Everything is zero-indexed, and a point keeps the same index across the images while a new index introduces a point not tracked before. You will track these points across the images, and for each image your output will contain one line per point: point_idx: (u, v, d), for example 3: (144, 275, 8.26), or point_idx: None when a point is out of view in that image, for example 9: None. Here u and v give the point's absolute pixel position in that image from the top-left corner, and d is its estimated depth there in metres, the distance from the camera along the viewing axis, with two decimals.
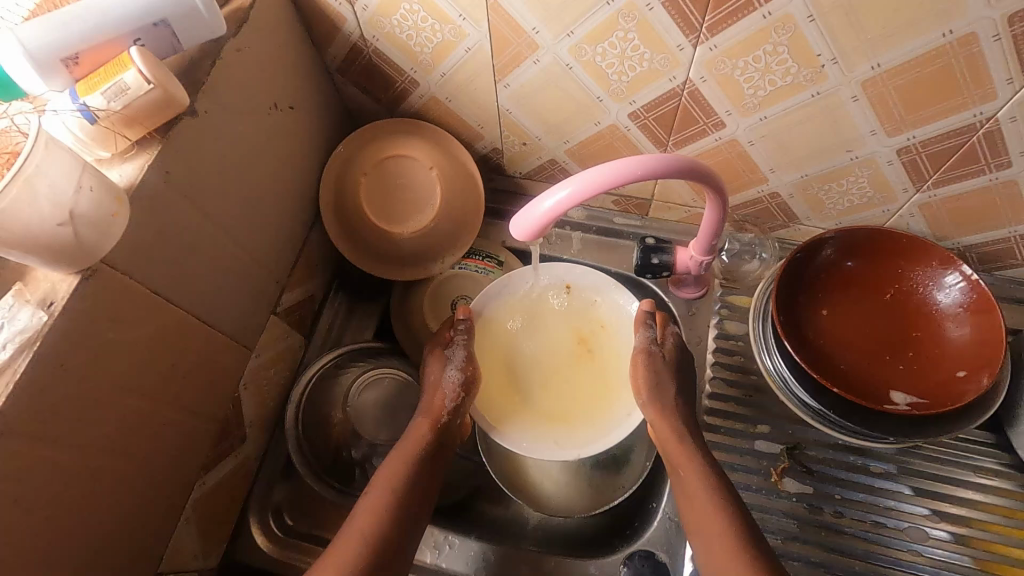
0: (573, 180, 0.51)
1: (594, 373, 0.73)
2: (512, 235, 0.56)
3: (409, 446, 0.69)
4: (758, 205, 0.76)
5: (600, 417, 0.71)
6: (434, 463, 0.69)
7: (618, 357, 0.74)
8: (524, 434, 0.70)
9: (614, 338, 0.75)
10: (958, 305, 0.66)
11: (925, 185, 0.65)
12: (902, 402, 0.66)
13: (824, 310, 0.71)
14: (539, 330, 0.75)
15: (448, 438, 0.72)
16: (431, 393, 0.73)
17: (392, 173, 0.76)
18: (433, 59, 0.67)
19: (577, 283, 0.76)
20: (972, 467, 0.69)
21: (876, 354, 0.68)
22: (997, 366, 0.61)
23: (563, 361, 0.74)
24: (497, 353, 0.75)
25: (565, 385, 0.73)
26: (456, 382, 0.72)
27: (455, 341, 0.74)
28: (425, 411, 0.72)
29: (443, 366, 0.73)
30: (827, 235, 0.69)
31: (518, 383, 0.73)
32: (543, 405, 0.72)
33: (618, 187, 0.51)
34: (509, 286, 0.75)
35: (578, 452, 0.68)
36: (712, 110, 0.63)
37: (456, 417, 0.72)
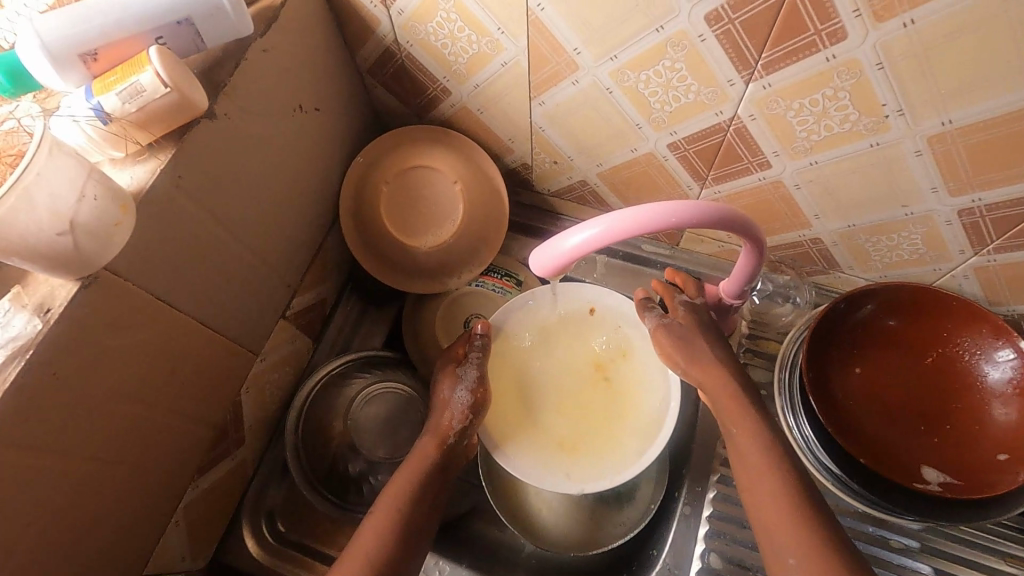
0: (600, 220, 0.48)
1: (611, 402, 0.71)
2: (532, 269, 0.53)
3: (412, 465, 0.66)
4: (797, 248, 0.71)
5: (615, 448, 0.68)
6: (438, 486, 0.66)
7: (638, 385, 0.71)
8: (526, 462, 0.67)
9: (634, 365, 0.72)
10: (1008, 382, 0.60)
11: (985, 249, 0.60)
12: (933, 481, 0.61)
13: (858, 368, 0.67)
14: (555, 354, 0.73)
15: (455, 460, 0.69)
16: (438, 411, 0.70)
17: (414, 185, 0.74)
18: (467, 69, 0.64)
19: (602, 306, 0.73)
20: (999, 554, 0.63)
21: (909, 422, 0.64)
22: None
23: (578, 388, 0.71)
24: (510, 372, 0.72)
25: (578, 414, 0.70)
26: (465, 403, 0.68)
27: (469, 358, 0.71)
28: (431, 430, 0.69)
29: (453, 385, 0.70)
30: (869, 289, 0.64)
31: (527, 408, 0.70)
32: (550, 432, 0.69)
33: (652, 232, 0.48)
34: (531, 304, 0.73)
35: (583, 487, 0.65)
36: (758, 149, 0.59)
37: (465, 438, 0.69)
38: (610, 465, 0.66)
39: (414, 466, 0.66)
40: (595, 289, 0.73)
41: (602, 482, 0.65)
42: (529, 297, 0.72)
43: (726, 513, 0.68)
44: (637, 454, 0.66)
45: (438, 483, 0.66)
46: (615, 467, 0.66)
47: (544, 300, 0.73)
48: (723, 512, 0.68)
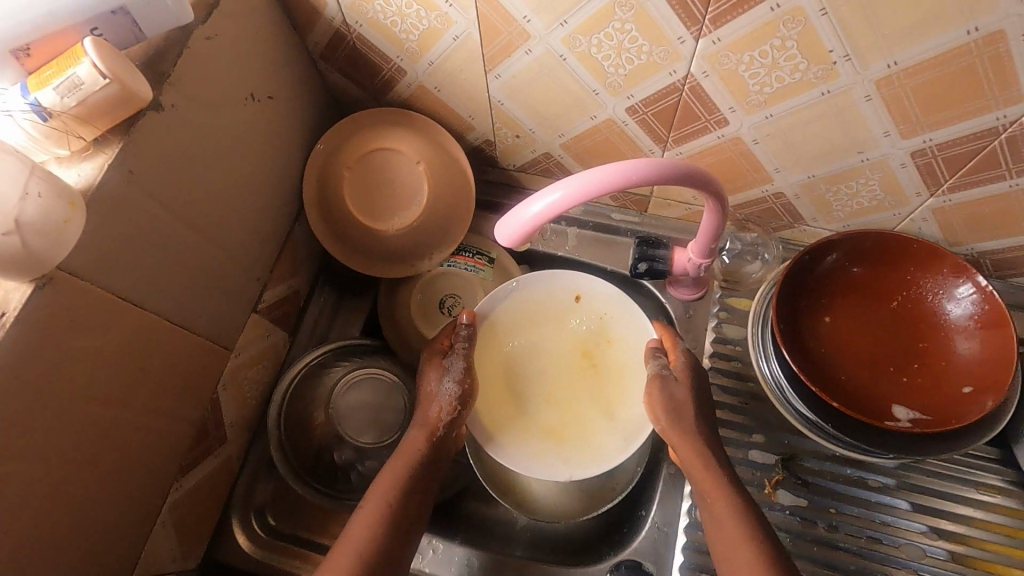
0: (561, 184, 0.48)
1: (598, 388, 0.71)
2: (497, 240, 0.53)
3: (400, 461, 0.65)
4: (761, 204, 0.72)
5: (604, 432, 0.69)
6: (430, 474, 0.66)
7: (625, 371, 0.72)
8: (520, 452, 0.68)
9: (618, 352, 0.72)
10: (970, 317, 0.62)
11: (940, 190, 0.61)
12: (904, 418, 0.63)
13: (828, 318, 0.68)
14: (539, 341, 0.73)
15: (445, 453, 0.67)
16: (425, 405, 0.68)
17: (378, 169, 0.72)
18: (420, 46, 0.63)
19: (587, 292, 0.74)
20: (971, 482, 0.67)
21: (879, 365, 0.65)
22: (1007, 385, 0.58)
23: (564, 375, 0.72)
24: (496, 360, 0.72)
25: (565, 402, 0.71)
26: (452, 395, 0.67)
27: (454, 348, 0.69)
28: (419, 424, 0.67)
29: (440, 376, 0.67)
30: (832, 238, 0.65)
31: (514, 397, 0.71)
32: (540, 421, 0.69)
33: (611, 191, 0.48)
34: (520, 290, 0.73)
35: (570, 473, 0.67)
36: (714, 106, 0.59)
37: (454, 430, 0.67)
38: (599, 451, 0.68)
39: (402, 462, 0.65)
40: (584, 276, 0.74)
41: (594, 468, 0.67)
42: (515, 285, 0.73)
43: None
44: (624, 441, 0.68)
45: (426, 476, 0.65)
46: (603, 455, 0.67)
47: (532, 287, 0.73)
48: None
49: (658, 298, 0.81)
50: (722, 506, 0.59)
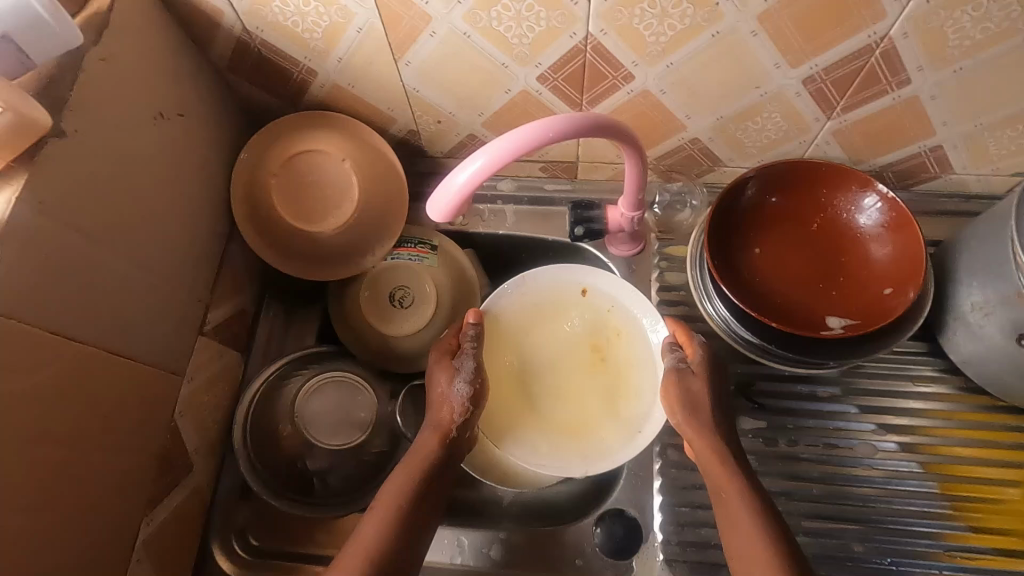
0: (481, 150, 0.51)
1: (607, 381, 0.74)
2: (430, 217, 0.55)
3: (412, 462, 0.64)
4: (681, 152, 0.76)
5: (615, 424, 0.71)
6: (444, 475, 0.65)
7: (633, 366, 0.73)
8: (535, 449, 0.71)
9: (628, 344, 0.74)
10: (879, 225, 0.68)
11: (835, 112, 0.66)
12: (839, 326, 0.67)
13: (757, 249, 0.72)
14: (547, 335, 0.76)
15: (458, 455, 0.67)
16: (434, 406, 0.68)
17: (303, 172, 0.70)
18: (325, 44, 0.63)
19: (594, 286, 0.75)
20: (909, 377, 0.72)
21: (809, 283, 0.70)
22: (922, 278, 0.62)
23: (572, 371, 0.75)
24: (505, 358, 0.75)
25: (572, 395, 0.74)
26: (463, 395, 0.67)
27: (465, 348, 0.69)
28: (431, 426, 0.67)
29: (451, 378, 0.68)
30: (746, 175, 0.69)
31: (523, 392, 0.74)
32: (551, 416, 0.73)
33: (530, 151, 0.51)
34: (525, 287, 0.75)
35: (585, 468, 0.68)
36: (619, 63, 0.62)
37: (466, 432, 0.67)
38: (610, 443, 0.70)
39: (414, 463, 0.64)
40: (589, 272, 0.75)
41: (604, 461, 0.69)
42: (520, 283, 0.74)
43: None
44: (631, 434, 0.70)
45: (439, 478, 0.65)
46: (614, 445, 0.70)
47: (537, 283, 0.75)
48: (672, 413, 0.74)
49: (601, 260, 0.83)
50: (733, 501, 0.59)
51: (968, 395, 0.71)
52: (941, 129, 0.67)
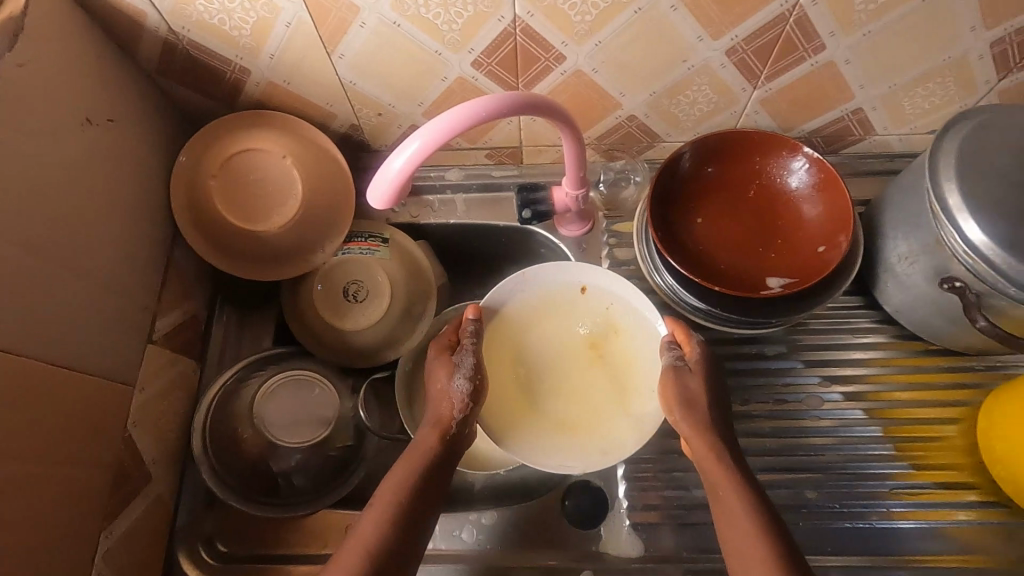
0: (417, 134, 0.52)
1: (607, 378, 0.73)
2: (370, 204, 0.55)
3: (409, 460, 0.61)
4: (619, 130, 0.78)
5: (619, 421, 0.70)
6: (441, 477, 0.62)
7: (633, 361, 0.72)
8: (537, 448, 0.69)
9: (627, 341, 0.73)
10: (809, 187, 0.71)
11: (760, 81, 0.69)
12: (778, 285, 0.70)
13: (699, 219, 0.74)
14: (547, 332, 0.74)
15: (456, 454, 0.64)
16: (434, 402, 0.65)
17: (244, 172, 0.70)
18: (255, 41, 0.63)
19: (593, 284, 0.74)
20: (849, 329, 0.76)
21: (750, 247, 0.73)
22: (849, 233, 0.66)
23: (572, 368, 0.73)
24: (505, 356, 0.73)
25: (573, 394, 0.72)
26: (463, 392, 0.64)
27: (463, 345, 0.68)
28: (431, 423, 0.64)
29: (450, 374, 0.65)
30: (680, 149, 0.72)
31: (524, 391, 0.72)
32: (552, 415, 0.71)
33: (465, 132, 0.53)
34: (526, 284, 0.73)
35: (585, 466, 0.67)
36: (549, 44, 0.64)
37: (465, 429, 0.64)
38: (614, 441, 0.69)
39: (410, 462, 0.61)
40: (587, 269, 0.74)
41: (608, 458, 0.68)
42: (522, 279, 0.73)
43: None
44: (636, 430, 0.69)
45: (436, 479, 0.61)
46: (615, 442, 0.69)
47: (537, 280, 0.73)
48: None
49: (551, 241, 0.84)
50: (729, 495, 0.57)
51: (905, 342, 0.75)
52: (859, 92, 0.71)
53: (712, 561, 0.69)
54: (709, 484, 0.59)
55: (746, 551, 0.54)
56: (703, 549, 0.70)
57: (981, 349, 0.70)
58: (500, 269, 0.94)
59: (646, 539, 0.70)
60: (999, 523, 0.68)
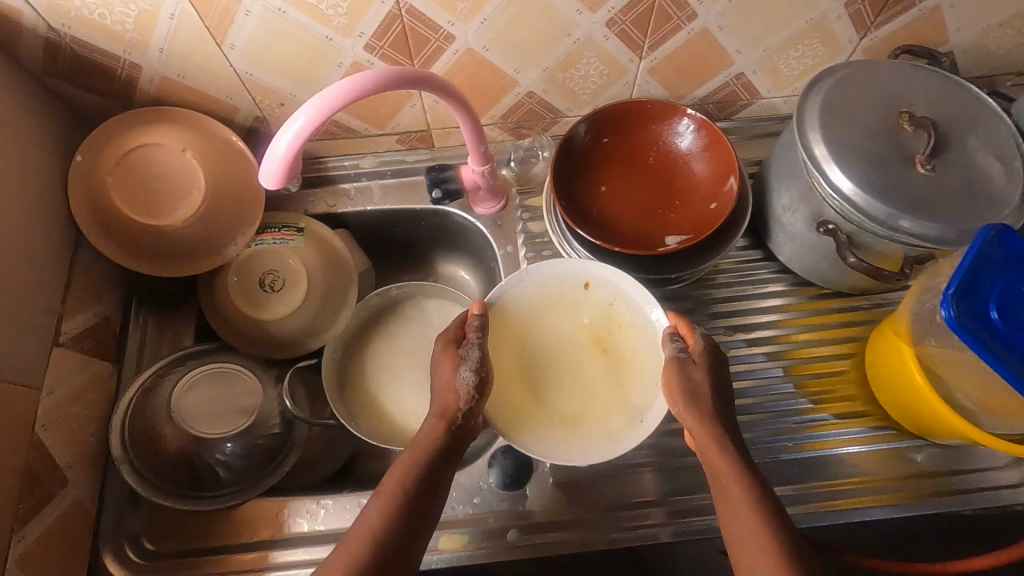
0: (305, 108, 0.54)
1: (609, 371, 0.73)
2: (263, 184, 0.56)
3: (419, 445, 0.62)
4: (522, 108, 0.81)
5: (620, 414, 0.70)
6: (446, 469, 0.61)
7: (637, 355, 0.73)
8: (539, 441, 0.69)
9: (630, 335, 0.74)
10: (699, 149, 0.76)
11: (644, 51, 0.73)
12: (676, 242, 0.75)
13: (603, 186, 0.78)
14: (550, 327, 0.75)
15: (463, 444, 0.64)
16: (440, 391, 0.65)
17: (144, 169, 0.69)
18: (141, 35, 0.63)
19: (596, 280, 0.74)
20: (750, 281, 0.81)
21: (650, 209, 0.77)
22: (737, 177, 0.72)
23: (576, 362, 0.74)
24: (511, 350, 0.73)
25: (576, 386, 0.73)
26: (469, 383, 0.64)
27: (469, 338, 0.68)
28: (436, 414, 0.63)
29: (456, 366, 0.65)
30: (575, 124, 0.75)
31: (528, 385, 0.72)
32: (556, 410, 0.71)
33: (351, 104, 0.55)
34: (529, 279, 0.74)
35: (586, 456, 0.67)
36: (435, 24, 0.66)
37: (471, 421, 0.64)
38: (615, 432, 0.69)
39: (419, 447, 0.62)
40: (591, 264, 0.75)
41: (608, 450, 0.68)
42: (524, 274, 0.73)
43: None
44: (636, 422, 0.69)
45: (443, 467, 0.61)
46: (615, 432, 0.69)
47: (540, 275, 0.74)
48: None
49: (467, 220, 0.87)
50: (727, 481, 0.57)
51: (801, 289, 0.81)
52: (737, 57, 0.75)
53: (631, 508, 0.73)
54: (711, 474, 0.59)
55: (744, 539, 0.54)
56: (622, 498, 0.73)
57: (863, 289, 0.76)
58: (424, 253, 0.96)
59: (569, 494, 0.74)
60: (892, 448, 0.73)
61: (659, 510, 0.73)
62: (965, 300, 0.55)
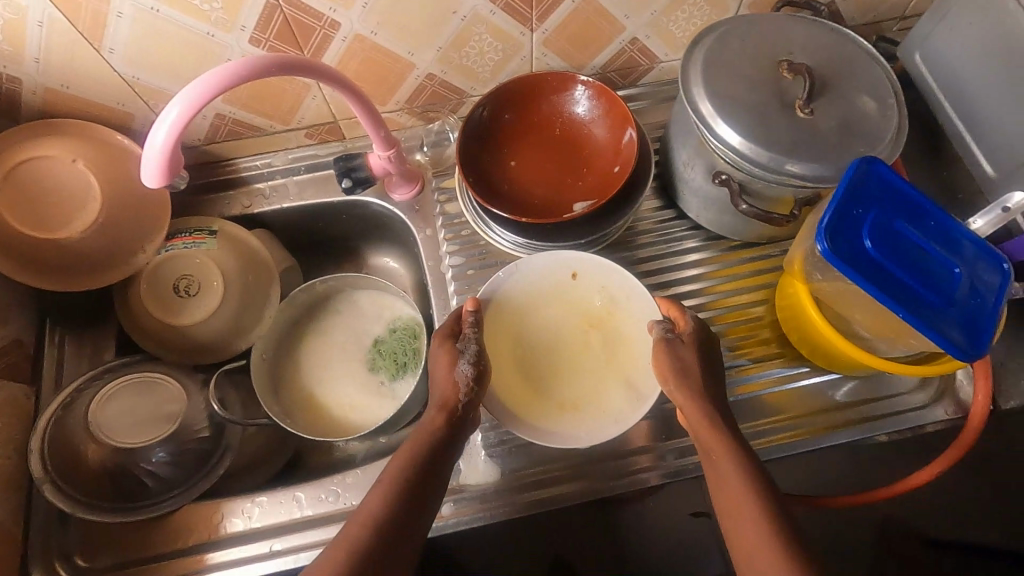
0: (176, 100, 0.53)
1: (604, 356, 0.75)
2: (146, 184, 0.55)
3: (420, 436, 0.61)
4: (425, 91, 0.81)
5: (618, 396, 0.72)
6: (449, 461, 0.61)
7: (630, 338, 0.75)
8: (541, 427, 0.70)
9: (622, 320, 0.76)
10: (597, 115, 0.78)
11: (533, 24, 0.74)
12: (582, 208, 0.77)
13: (513, 161, 0.80)
14: (543, 318, 0.77)
15: (464, 433, 0.64)
16: (439, 384, 0.65)
17: (34, 182, 0.67)
18: (12, 46, 0.62)
19: (584, 270, 0.77)
20: (667, 241, 0.83)
21: (558, 179, 0.79)
22: (635, 127, 0.75)
23: (571, 350, 0.76)
24: (504, 343, 0.74)
25: (573, 374, 0.74)
26: (467, 376, 0.65)
27: (465, 333, 0.69)
28: (435, 406, 0.63)
29: (454, 361, 0.66)
30: (475, 104, 0.76)
31: (526, 375, 0.73)
32: (555, 397, 0.72)
33: (225, 93, 0.54)
34: (519, 273, 0.76)
35: (588, 440, 0.69)
36: (317, 12, 0.66)
37: (470, 413, 0.64)
38: (613, 414, 0.71)
39: (420, 435, 0.61)
40: (578, 254, 0.77)
41: (609, 433, 0.69)
42: (514, 268, 0.76)
43: None
44: (634, 402, 0.71)
45: (446, 456, 0.61)
46: (615, 414, 0.71)
47: (531, 269, 0.76)
48: None
49: (386, 207, 0.87)
50: (720, 452, 0.59)
51: (714, 243, 0.83)
52: (627, 23, 0.77)
53: (560, 470, 0.76)
54: (702, 447, 0.61)
55: (735, 513, 0.55)
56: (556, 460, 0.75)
57: (769, 237, 0.78)
58: (353, 246, 0.96)
59: (498, 463, 0.76)
60: (806, 386, 0.76)
61: (585, 468, 0.76)
62: (843, 233, 0.56)
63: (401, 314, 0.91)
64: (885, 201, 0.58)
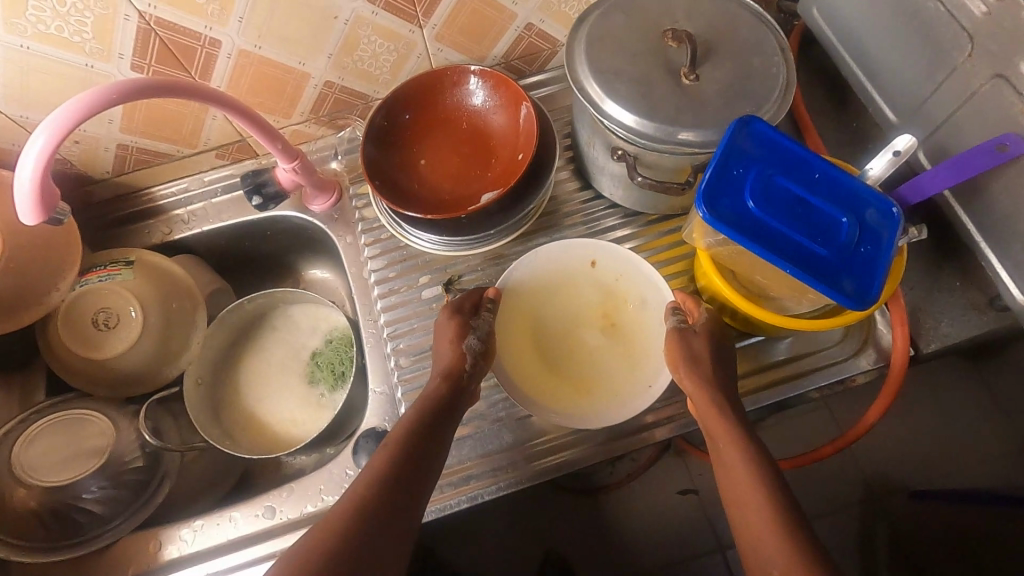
0: (42, 130, 0.52)
1: (614, 343, 0.75)
2: (24, 220, 0.55)
3: (422, 402, 0.62)
4: (328, 99, 0.81)
5: (632, 380, 0.73)
6: (445, 433, 0.61)
7: (644, 327, 0.75)
8: (556, 408, 0.71)
9: (636, 308, 0.76)
10: (495, 106, 0.79)
11: (421, 20, 0.73)
12: (490, 197, 0.78)
13: (422, 161, 0.80)
14: (559, 304, 0.77)
15: (464, 403, 0.65)
16: (443, 356, 0.67)
17: None
18: None
19: (602, 260, 0.77)
20: (590, 222, 0.83)
21: (465, 172, 0.80)
22: (528, 103, 0.76)
23: (585, 335, 0.76)
24: (519, 326, 0.75)
25: (583, 357, 0.75)
26: (474, 348, 0.68)
27: (482, 313, 0.71)
28: (439, 373, 0.65)
29: (463, 334, 0.68)
30: (374, 111, 0.77)
31: (540, 356, 0.75)
32: (567, 379, 0.73)
33: (92, 116, 0.53)
34: (537, 259, 0.77)
35: (596, 420, 0.70)
36: (193, 32, 0.66)
37: (472, 385, 0.66)
38: (623, 400, 0.71)
39: (423, 404, 0.62)
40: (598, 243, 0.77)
41: (615, 416, 0.70)
42: (535, 254, 0.77)
43: (396, 320, 0.80)
44: (645, 391, 0.71)
45: (444, 420, 0.61)
46: (624, 403, 0.71)
47: (548, 256, 0.77)
48: (394, 322, 0.80)
49: (306, 219, 0.87)
50: (727, 446, 0.57)
51: (634, 219, 0.83)
52: (516, 9, 0.76)
53: (498, 462, 0.74)
54: (712, 439, 0.60)
55: (734, 510, 0.53)
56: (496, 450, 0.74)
57: (682, 207, 0.78)
58: (286, 261, 0.96)
59: None
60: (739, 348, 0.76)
61: (521, 457, 0.74)
62: (725, 191, 0.57)
63: (337, 324, 0.91)
64: (765, 159, 0.59)
